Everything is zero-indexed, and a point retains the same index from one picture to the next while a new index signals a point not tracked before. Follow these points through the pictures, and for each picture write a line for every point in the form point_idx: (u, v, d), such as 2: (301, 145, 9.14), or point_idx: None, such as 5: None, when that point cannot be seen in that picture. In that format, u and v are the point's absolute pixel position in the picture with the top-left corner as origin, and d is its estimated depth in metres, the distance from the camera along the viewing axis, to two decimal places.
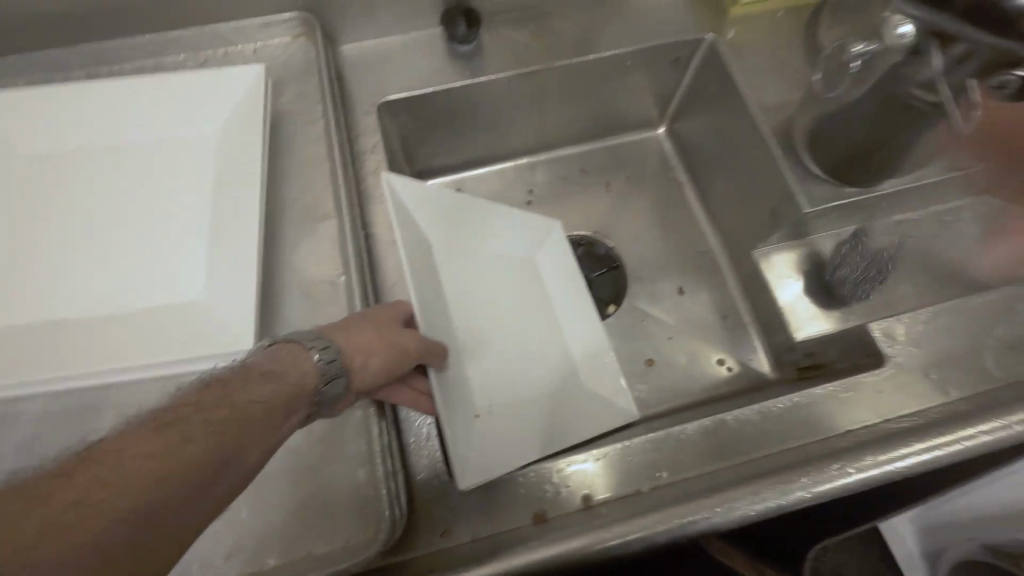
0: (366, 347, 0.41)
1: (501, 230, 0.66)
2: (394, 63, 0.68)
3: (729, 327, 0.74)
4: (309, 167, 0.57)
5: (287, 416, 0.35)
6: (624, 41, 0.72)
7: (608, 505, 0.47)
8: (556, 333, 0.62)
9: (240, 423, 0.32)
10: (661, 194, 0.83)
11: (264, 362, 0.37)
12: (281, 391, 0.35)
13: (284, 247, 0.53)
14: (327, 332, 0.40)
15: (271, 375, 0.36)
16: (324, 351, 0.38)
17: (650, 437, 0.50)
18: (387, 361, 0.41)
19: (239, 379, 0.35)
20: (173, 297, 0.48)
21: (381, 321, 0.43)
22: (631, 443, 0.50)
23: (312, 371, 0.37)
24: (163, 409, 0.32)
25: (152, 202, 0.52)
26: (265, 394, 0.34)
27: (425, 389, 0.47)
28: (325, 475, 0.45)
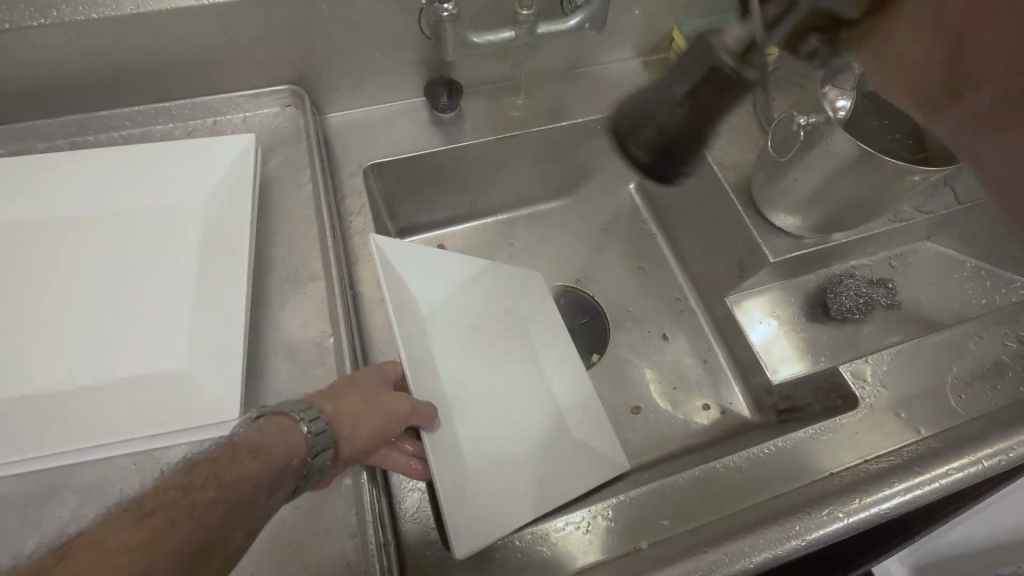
0: (356, 414, 0.40)
1: (486, 285, 0.67)
2: (379, 129, 0.71)
3: (709, 371, 0.76)
4: (296, 229, 0.58)
5: (275, 494, 0.34)
6: (594, 109, 0.79)
7: (606, 566, 0.46)
8: (544, 385, 0.63)
9: (228, 506, 0.31)
10: (635, 245, 0.87)
11: (253, 436, 0.35)
12: (269, 466, 0.34)
13: (269, 309, 0.53)
14: (317, 400, 0.39)
15: (258, 450, 0.34)
16: (314, 423, 0.37)
17: (645, 490, 0.50)
18: (376, 427, 0.40)
19: (227, 457, 0.33)
20: (151, 366, 0.46)
21: (370, 386, 0.43)
22: (626, 498, 0.50)
23: (303, 444, 0.36)
24: (145, 495, 0.30)
25: (134, 269, 0.52)
26: (256, 473, 0.33)
27: (414, 451, 0.46)
28: (311, 550, 0.42)
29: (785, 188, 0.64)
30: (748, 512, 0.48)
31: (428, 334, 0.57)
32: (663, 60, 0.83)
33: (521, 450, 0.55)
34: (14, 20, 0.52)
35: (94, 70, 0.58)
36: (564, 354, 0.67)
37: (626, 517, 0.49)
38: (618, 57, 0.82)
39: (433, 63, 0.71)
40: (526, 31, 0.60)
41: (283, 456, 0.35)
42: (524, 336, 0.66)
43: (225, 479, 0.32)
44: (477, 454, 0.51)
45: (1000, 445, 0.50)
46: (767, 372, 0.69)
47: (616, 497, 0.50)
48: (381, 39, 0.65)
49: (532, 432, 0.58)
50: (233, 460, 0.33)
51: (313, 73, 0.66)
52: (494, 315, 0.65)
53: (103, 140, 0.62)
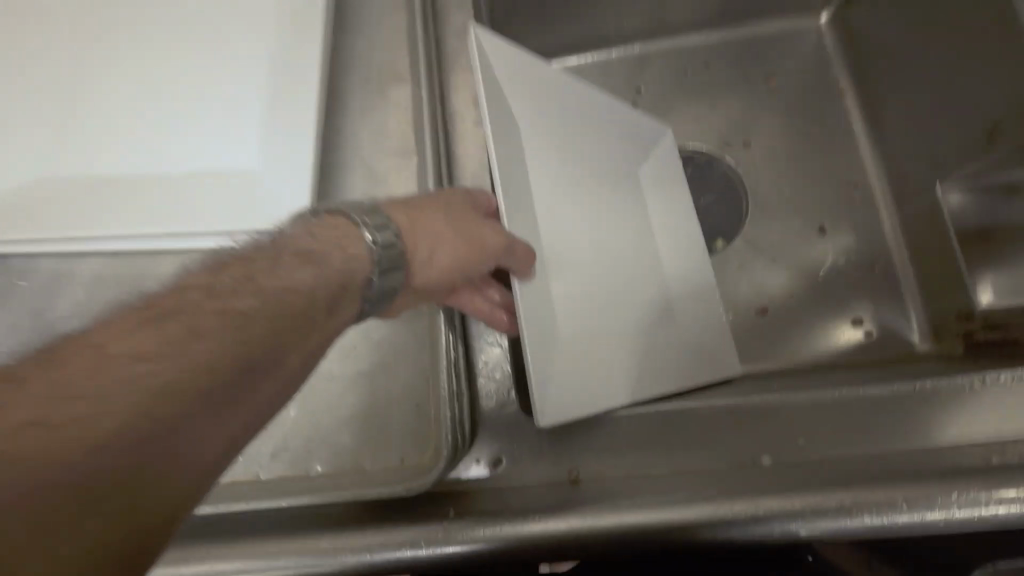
0: (434, 235, 0.34)
1: (608, 128, 0.53)
2: None
3: (873, 281, 0.58)
4: (385, 20, 0.47)
5: (323, 310, 0.29)
6: None
7: (719, 470, 0.37)
8: (657, 261, 0.51)
9: (275, 315, 0.27)
10: (807, 105, 0.65)
11: (301, 238, 0.30)
12: (322, 280, 0.29)
13: (350, 114, 0.44)
14: (386, 207, 0.33)
15: (307, 255, 0.29)
16: (379, 232, 0.31)
17: (783, 399, 0.39)
18: (457, 253, 0.34)
19: (264, 261, 0.28)
20: (224, 161, 0.41)
21: (453, 207, 0.35)
22: (755, 401, 0.40)
23: (363, 255, 0.31)
24: (163, 294, 0.26)
25: (207, 53, 0.45)
26: (308, 279, 0.29)
27: (501, 301, 0.39)
28: (384, 382, 0.39)
29: None
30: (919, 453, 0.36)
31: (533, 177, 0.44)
32: None
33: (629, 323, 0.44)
34: None
35: None
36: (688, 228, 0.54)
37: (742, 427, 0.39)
38: None
39: None
40: None
41: (341, 268, 0.30)
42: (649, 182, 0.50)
43: (263, 288, 0.27)
44: (573, 328, 0.42)
45: None
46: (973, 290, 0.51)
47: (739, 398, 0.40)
48: None
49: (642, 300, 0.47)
50: (276, 263, 0.28)
51: None
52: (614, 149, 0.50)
53: None
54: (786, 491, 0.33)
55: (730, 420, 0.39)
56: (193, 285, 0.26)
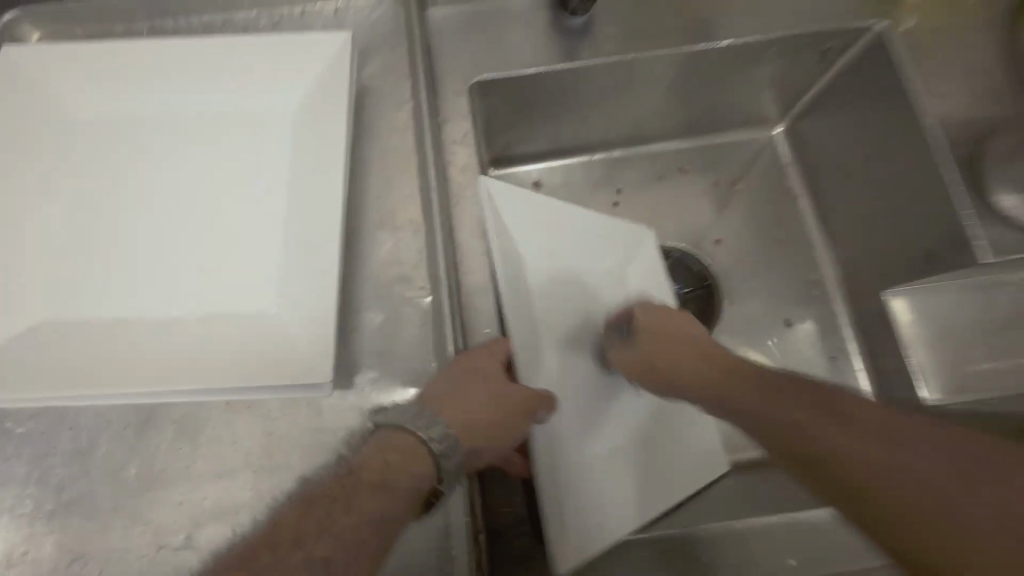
0: (479, 413, 0.36)
1: (598, 240, 0.57)
2: (490, 33, 0.58)
3: (836, 369, 0.64)
4: (391, 156, 0.50)
5: (400, 525, 0.33)
6: (763, 27, 0.61)
7: None
8: None
9: (365, 539, 0.31)
10: (767, 207, 0.72)
11: (375, 457, 0.34)
12: (391, 500, 0.32)
13: (360, 250, 0.46)
14: (432, 403, 0.36)
15: (379, 478, 0.33)
16: (435, 437, 0.34)
17: (776, 520, 0.44)
18: (500, 425, 0.36)
19: (353, 483, 0.32)
20: (243, 304, 0.43)
21: (490, 379, 0.37)
22: (750, 524, 0.43)
23: (422, 460, 0.34)
24: (270, 531, 0.30)
25: (223, 193, 0.47)
26: (385, 502, 0.32)
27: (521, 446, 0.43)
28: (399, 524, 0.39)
29: None
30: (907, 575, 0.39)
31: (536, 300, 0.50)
32: None
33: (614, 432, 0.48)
34: None
35: None
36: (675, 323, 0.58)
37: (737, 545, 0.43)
38: None
39: None
40: None
41: (408, 482, 0.33)
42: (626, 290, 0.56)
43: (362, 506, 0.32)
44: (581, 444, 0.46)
45: None
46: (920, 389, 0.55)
47: (738, 522, 0.44)
48: None
49: (625, 408, 0.51)
50: (358, 486, 0.32)
51: None
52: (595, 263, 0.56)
53: (182, 24, 0.54)
54: None
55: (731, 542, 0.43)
56: (286, 526, 0.30)
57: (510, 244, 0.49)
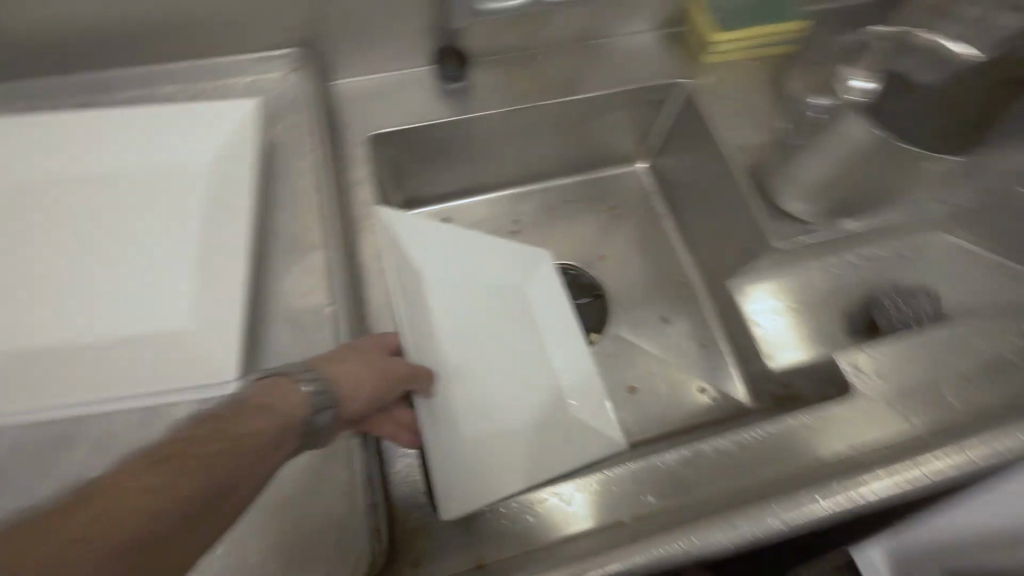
0: (355, 375, 0.41)
1: (493, 262, 0.66)
2: (385, 97, 0.70)
3: (707, 354, 0.75)
4: (298, 197, 0.58)
5: (283, 446, 0.35)
6: (604, 83, 0.75)
7: (587, 537, 0.47)
8: (542, 364, 0.62)
9: (240, 458, 0.33)
10: (640, 225, 0.84)
11: (258, 396, 0.37)
12: (274, 424, 0.35)
13: (270, 275, 0.54)
14: (317, 362, 0.41)
15: (264, 408, 0.36)
16: (314, 383, 0.38)
17: (633, 466, 0.52)
18: (375, 388, 0.42)
19: (235, 414, 0.35)
20: (159, 326, 0.48)
21: (367, 354, 0.44)
22: (612, 473, 0.52)
23: (304, 399, 0.37)
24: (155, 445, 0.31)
25: (142, 234, 0.53)
26: (264, 429, 0.35)
27: (407, 421, 0.48)
28: (304, 509, 0.44)
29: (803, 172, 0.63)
30: (739, 491, 0.49)
31: (431, 310, 0.58)
32: (681, 32, 0.78)
33: (507, 419, 0.56)
34: None
35: (99, 29, 0.57)
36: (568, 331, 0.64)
37: (609, 488, 0.51)
38: (634, 29, 0.77)
39: (442, 30, 0.68)
40: None
41: (286, 413, 0.36)
42: (521, 298, 0.65)
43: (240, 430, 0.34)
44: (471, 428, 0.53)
45: (997, 441, 0.50)
46: (764, 358, 0.67)
47: (602, 471, 0.52)
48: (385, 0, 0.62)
49: (516, 401, 0.58)
50: (241, 416, 0.35)
51: (320, 37, 0.64)
52: (492, 275, 0.65)
53: (109, 100, 0.62)
54: (630, 543, 0.44)
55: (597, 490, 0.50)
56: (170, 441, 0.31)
57: (403, 264, 0.57)
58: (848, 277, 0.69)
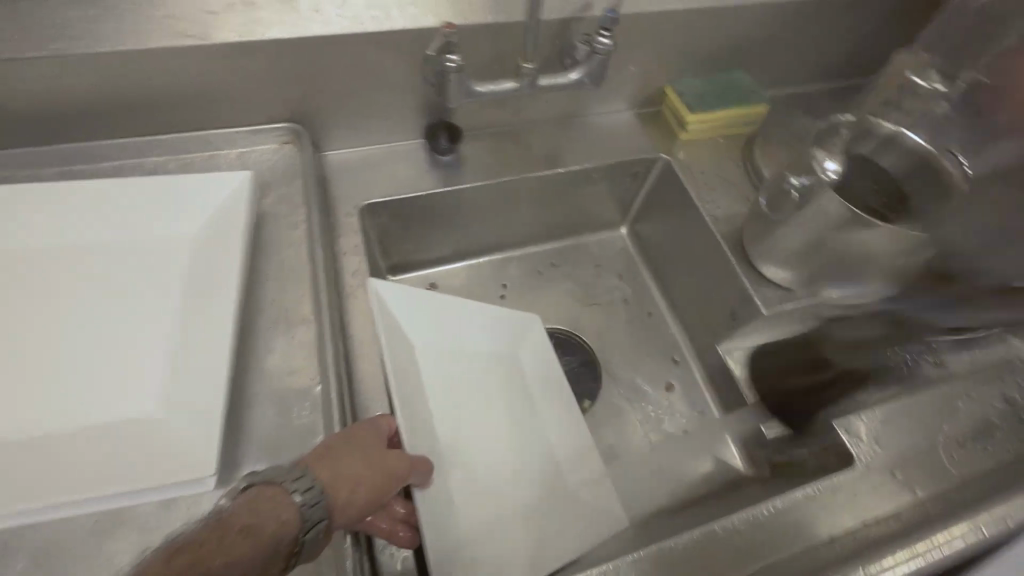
0: (353, 479, 0.38)
1: (482, 327, 0.64)
2: (375, 168, 0.70)
3: (702, 417, 0.73)
4: (287, 270, 0.56)
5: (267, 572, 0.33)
6: (589, 157, 0.78)
7: None
8: (539, 435, 0.60)
9: None
10: (627, 288, 0.84)
11: (242, 513, 0.34)
12: (259, 548, 0.33)
13: (254, 352, 0.50)
14: (311, 464, 0.38)
15: (246, 531, 0.33)
16: (308, 493, 0.36)
17: (642, 551, 0.48)
18: (372, 491, 0.39)
19: (214, 539, 0.32)
20: (129, 414, 0.43)
21: (366, 447, 0.40)
22: (622, 561, 0.47)
23: (295, 512, 0.35)
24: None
25: (116, 311, 0.49)
26: (247, 556, 0.32)
27: (404, 515, 0.45)
28: None
29: (777, 243, 0.65)
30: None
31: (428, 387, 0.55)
32: (655, 112, 0.83)
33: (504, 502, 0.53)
34: (12, 52, 0.51)
35: (88, 103, 0.56)
36: (558, 399, 0.63)
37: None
38: (613, 109, 0.82)
39: (433, 109, 0.70)
40: (527, 84, 0.61)
41: (274, 534, 0.34)
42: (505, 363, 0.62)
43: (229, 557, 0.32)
44: (480, 517, 0.50)
45: (996, 511, 0.50)
46: (759, 423, 0.68)
47: (611, 561, 0.48)
48: (383, 82, 0.64)
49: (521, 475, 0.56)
50: (220, 542, 0.32)
51: (313, 113, 0.65)
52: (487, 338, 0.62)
53: (91, 169, 0.60)
54: None
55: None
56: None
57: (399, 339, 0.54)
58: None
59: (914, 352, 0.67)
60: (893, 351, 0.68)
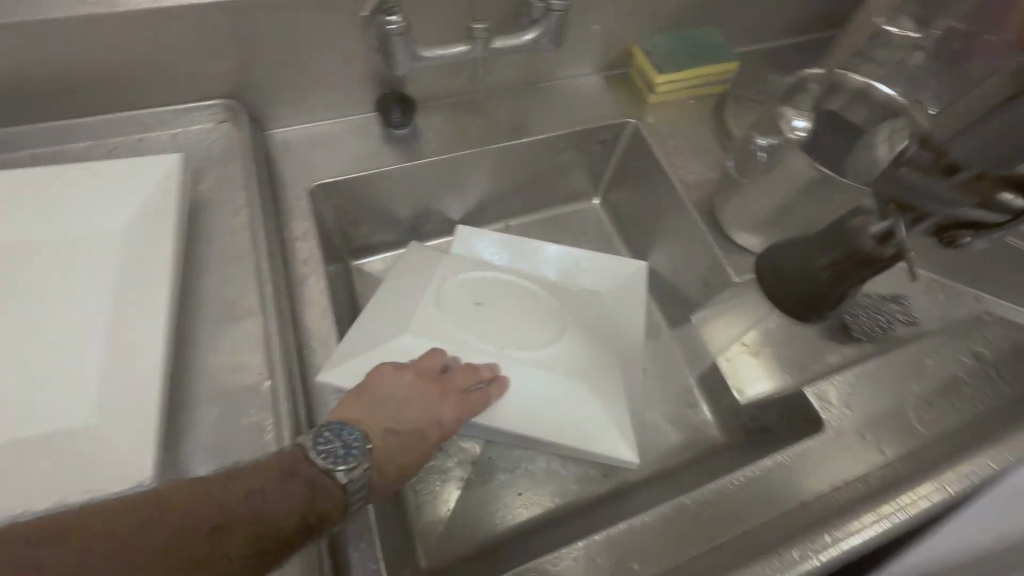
0: (396, 391, 0.50)
1: (534, 255, 0.72)
2: (323, 147, 0.66)
3: (680, 388, 0.72)
4: (229, 261, 0.53)
5: (294, 492, 0.39)
6: (555, 124, 0.74)
7: None
8: (591, 350, 0.63)
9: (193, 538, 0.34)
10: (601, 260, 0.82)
11: (279, 465, 0.40)
12: (287, 476, 0.40)
13: (196, 351, 0.48)
14: (345, 399, 0.48)
15: (291, 479, 0.40)
16: (323, 454, 0.42)
17: (627, 522, 0.48)
18: (416, 385, 0.51)
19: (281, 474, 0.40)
20: (55, 426, 0.40)
21: (400, 379, 0.51)
22: (612, 532, 0.47)
23: (311, 460, 0.41)
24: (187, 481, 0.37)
25: (39, 313, 0.45)
26: (292, 486, 0.39)
27: (425, 367, 0.53)
28: None
29: (745, 207, 0.63)
30: (689, 567, 0.45)
31: (492, 303, 0.64)
32: (624, 74, 0.79)
33: (516, 390, 0.57)
34: None
35: None
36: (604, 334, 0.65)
37: (592, 558, 0.46)
38: (578, 72, 0.77)
39: (383, 78, 0.66)
40: (481, 46, 0.57)
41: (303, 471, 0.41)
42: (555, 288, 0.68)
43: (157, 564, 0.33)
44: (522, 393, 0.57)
45: (964, 468, 0.50)
46: (734, 391, 0.66)
47: (602, 531, 0.47)
48: (324, 52, 0.59)
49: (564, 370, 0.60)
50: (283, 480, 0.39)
51: (251, 89, 0.60)
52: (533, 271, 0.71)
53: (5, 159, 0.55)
54: None
55: (600, 551, 0.46)
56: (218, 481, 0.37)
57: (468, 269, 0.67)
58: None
59: (886, 311, 0.65)
60: (865, 311, 0.65)
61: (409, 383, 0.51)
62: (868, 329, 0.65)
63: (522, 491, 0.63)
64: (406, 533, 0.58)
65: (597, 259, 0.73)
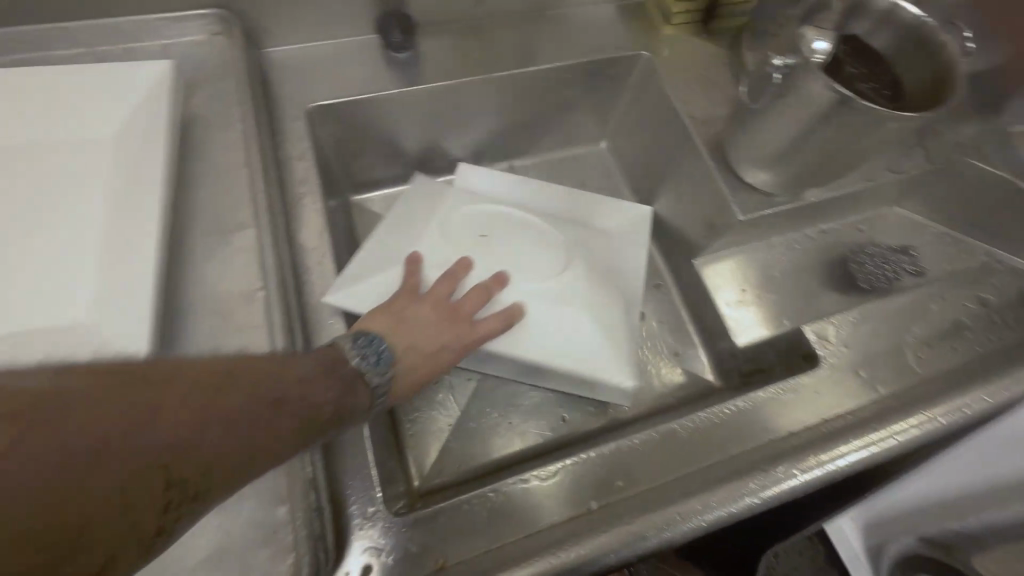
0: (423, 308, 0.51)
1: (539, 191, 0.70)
2: (320, 68, 0.64)
3: (678, 331, 0.71)
4: (223, 176, 0.52)
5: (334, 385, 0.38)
6: (562, 54, 0.71)
7: (577, 521, 0.44)
8: (597, 287, 0.62)
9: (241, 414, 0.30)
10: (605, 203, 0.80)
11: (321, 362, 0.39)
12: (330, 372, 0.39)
13: (192, 261, 0.48)
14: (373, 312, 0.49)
15: (330, 374, 0.38)
16: (359, 356, 0.42)
17: (618, 441, 0.48)
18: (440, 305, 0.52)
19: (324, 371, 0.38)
20: (47, 319, 0.40)
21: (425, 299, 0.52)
22: (603, 450, 0.48)
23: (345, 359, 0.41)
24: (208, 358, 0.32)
25: (25, 214, 0.44)
26: (333, 379, 0.38)
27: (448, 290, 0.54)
28: (257, 516, 0.41)
29: (754, 141, 0.61)
30: (676, 483, 0.46)
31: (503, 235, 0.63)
32: (637, 5, 0.75)
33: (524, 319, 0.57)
34: None
35: None
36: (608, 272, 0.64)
37: (581, 473, 0.47)
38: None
39: None
40: None
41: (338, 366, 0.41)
42: (556, 220, 0.66)
43: (234, 436, 0.29)
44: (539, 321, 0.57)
45: (956, 403, 0.50)
46: (730, 336, 0.65)
47: (593, 450, 0.48)
48: None
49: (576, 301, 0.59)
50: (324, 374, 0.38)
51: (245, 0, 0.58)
52: (535, 204, 0.69)
53: None
54: (623, 520, 0.43)
55: (589, 466, 0.47)
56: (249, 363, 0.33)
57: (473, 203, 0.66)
58: (806, 252, 0.68)
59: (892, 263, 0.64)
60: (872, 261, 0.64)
61: (434, 303, 0.52)
62: (872, 280, 0.63)
63: (517, 422, 0.63)
64: (400, 457, 0.59)
65: (602, 200, 0.71)
